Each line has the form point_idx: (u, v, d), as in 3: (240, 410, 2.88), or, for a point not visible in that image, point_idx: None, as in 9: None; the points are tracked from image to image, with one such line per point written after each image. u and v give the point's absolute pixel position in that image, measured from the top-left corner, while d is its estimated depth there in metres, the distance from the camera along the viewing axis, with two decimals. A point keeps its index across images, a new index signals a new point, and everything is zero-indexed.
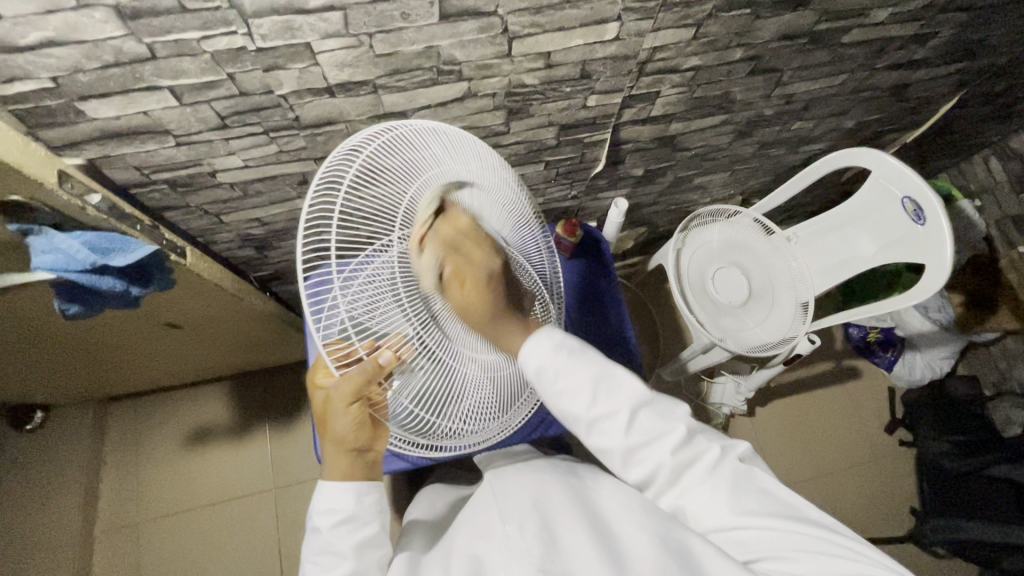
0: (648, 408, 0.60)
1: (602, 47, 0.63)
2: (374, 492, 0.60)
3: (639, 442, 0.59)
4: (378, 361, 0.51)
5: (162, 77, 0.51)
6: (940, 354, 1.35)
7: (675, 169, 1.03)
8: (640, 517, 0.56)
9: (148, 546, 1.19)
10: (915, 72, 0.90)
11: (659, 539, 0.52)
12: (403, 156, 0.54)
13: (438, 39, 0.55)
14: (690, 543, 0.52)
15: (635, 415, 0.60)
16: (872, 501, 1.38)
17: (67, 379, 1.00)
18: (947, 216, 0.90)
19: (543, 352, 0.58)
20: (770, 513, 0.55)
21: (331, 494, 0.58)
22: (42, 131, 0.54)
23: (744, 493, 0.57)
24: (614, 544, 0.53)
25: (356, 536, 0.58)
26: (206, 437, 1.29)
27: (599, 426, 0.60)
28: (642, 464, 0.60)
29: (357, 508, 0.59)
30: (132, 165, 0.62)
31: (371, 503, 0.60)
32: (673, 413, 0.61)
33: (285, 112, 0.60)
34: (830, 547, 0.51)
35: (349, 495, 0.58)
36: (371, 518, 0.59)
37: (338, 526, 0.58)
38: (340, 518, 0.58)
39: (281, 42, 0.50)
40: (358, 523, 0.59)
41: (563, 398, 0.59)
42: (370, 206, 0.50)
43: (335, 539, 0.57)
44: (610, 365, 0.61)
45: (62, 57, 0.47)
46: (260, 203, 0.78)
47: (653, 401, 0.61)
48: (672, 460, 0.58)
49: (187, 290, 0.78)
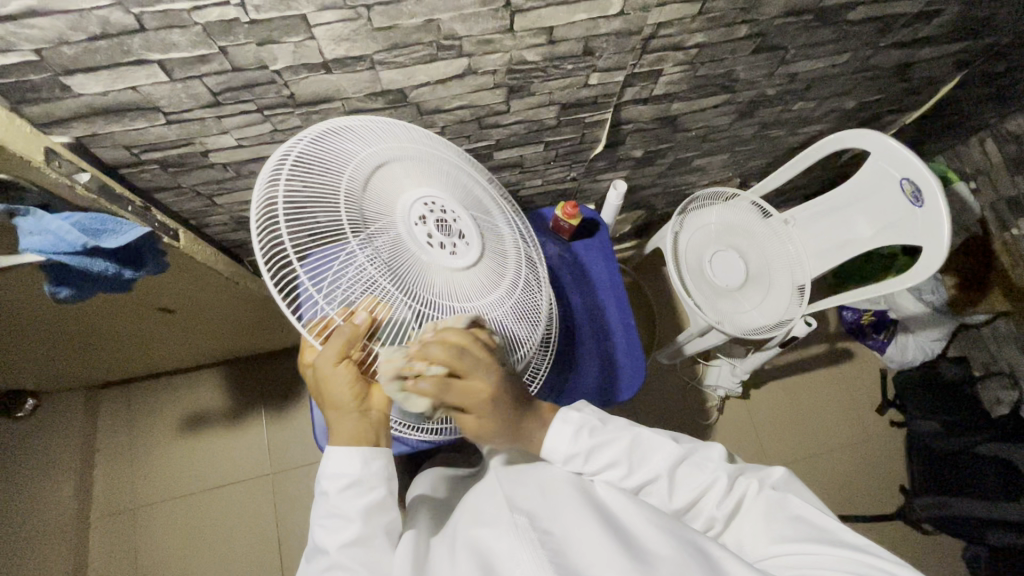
0: (686, 463, 0.63)
1: (606, 22, 0.61)
2: (381, 458, 0.59)
3: (681, 500, 0.62)
4: (355, 323, 0.51)
5: (152, 51, 0.49)
6: (930, 337, 1.38)
7: (674, 151, 1.02)
8: (650, 513, 0.56)
9: (145, 531, 1.19)
10: (919, 51, 0.89)
11: (673, 539, 0.52)
12: (343, 148, 0.56)
13: (439, 12, 0.53)
14: (710, 548, 0.51)
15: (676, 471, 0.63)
16: (863, 480, 1.41)
17: (58, 364, 0.98)
18: (945, 198, 0.89)
19: (566, 440, 0.62)
20: (806, 538, 0.54)
21: (336, 459, 0.57)
22: (26, 107, 0.52)
23: (777, 522, 0.58)
24: (626, 539, 0.53)
25: (363, 499, 0.57)
26: (202, 422, 1.28)
27: (645, 490, 0.63)
28: (693, 517, 0.63)
29: (364, 472, 0.57)
30: (121, 144, 0.60)
31: (378, 469, 0.58)
32: (710, 458, 0.64)
33: (280, 89, 0.58)
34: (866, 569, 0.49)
35: (355, 460, 0.57)
36: (378, 484, 0.58)
37: (344, 490, 0.57)
38: (346, 482, 0.56)
39: (276, 13, 0.49)
40: (365, 488, 0.57)
41: (604, 473, 0.62)
42: (311, 197, 0.52)
43: (341, 503, 0.56)
44: (639, 429, 0.65)
45: (45, 28, 0.44)
46: (253, 184, 0.76)
47: (688, 455, 0.63)
48: (718, 512, 0.61)
49: (181, 273, 0.76)
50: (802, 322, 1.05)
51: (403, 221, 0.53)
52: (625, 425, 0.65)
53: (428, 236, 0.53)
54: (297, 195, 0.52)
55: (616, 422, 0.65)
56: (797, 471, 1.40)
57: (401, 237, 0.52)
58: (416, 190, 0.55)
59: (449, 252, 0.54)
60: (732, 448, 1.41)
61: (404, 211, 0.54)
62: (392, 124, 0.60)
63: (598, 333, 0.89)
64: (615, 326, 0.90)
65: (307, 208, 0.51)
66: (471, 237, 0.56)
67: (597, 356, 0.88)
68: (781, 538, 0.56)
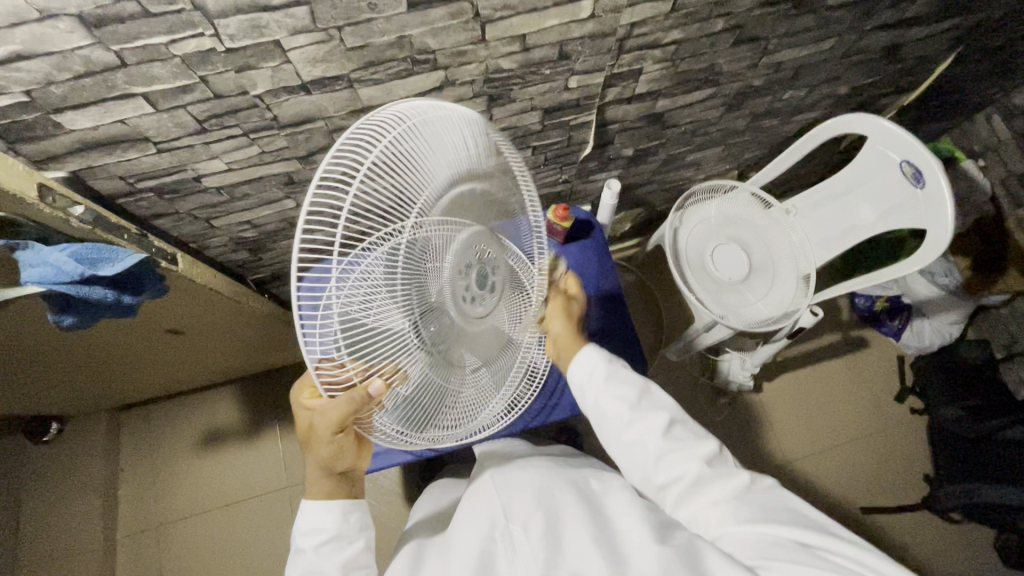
0: (683, 424, 0.65)
1: (578, 26, 0.62)
2: (357, 510, 0.62)
3: (668, 447, 0.62)
4: (368, 390, 0.50)
5: (135, 84, 0.51)
6: (947, 320, 1.33)
7: (666, 147, 1.02)
8: (643, 514, 0.57)
9: (167, 548, 1.22)
10: (908, 32, 0.88)
11: (659, 536, 0.53)
12: (419, 157, 0.50)
13: (409, 29, 0.54)
14: (694, 543, 0.52)
15: (672, 426, 0.64)
16: (884, 470, 1.37)
17: (77, 389, 1.02)
18: (946, 175, 0.87)
19: (585, 372, 0.68)
20: (796, 523, 0.54)
21: (312, 514, 0.59)
22: (22, 146, 0.54)
23: (766, 509, 0.57)
24: (615, 540, 0.54)
25: (342, 555, 0.59)
26: (218, 439, 1.31)
27: (636, 427, 0.64)
28: (667, 469, 0.62)
29: (342, 526, 0.60)
30: (116, 175, 0.63)
31: (356, 521, 0.61)
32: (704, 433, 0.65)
33: (263, 112, 0.60)
34: (856, 565, 0.49)
35: (333, 514, 0.59)
36: (356, 537, 0.60)
37: (322, 546, 0.58)
38: (325, 537, 0.58)
39: (250, 41, 0.50)
40: (343, 542, 0.60)
41: (609, 399, 0.66)
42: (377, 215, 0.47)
43: (320, 560, 0.58)
44: (649, 381, 0.68)
45: (33, 70, 0.47)
46: (248, 206, 0.78)
47: (688, 420, 0.66)
48: (699, 468, 0.61)
49: (184, 295, 0.78)
50: (809, 312, 1.04)
51: (451, 267, 0.51)
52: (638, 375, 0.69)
53: (466, 287, 0.53)
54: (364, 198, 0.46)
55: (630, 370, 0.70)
56: (815, 464, 1.37)
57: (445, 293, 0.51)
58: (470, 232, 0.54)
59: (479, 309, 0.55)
60: (746, 444, 1.39)
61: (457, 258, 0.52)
62: (468, 125, 0.54)
63: (599, 335, 0.89)
64: (615, 326, 0.90)
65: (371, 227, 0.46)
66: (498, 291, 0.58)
67: None
68: (770, 518, 0.55)
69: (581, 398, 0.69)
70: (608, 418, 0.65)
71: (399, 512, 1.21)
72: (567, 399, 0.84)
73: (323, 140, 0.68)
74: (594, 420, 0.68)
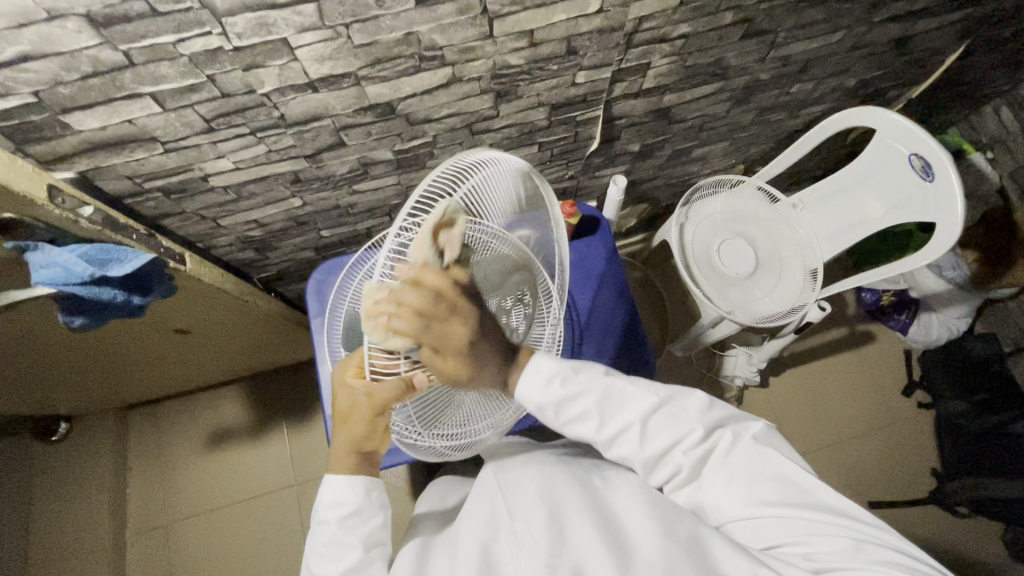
0: (658, 413, 0.61)
1: (587, 21, 0.61)
2: (377, 488, 0.61)
3: (652, 449, 0.60)
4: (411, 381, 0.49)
5: (142, 84, 0.51)
6: (956, 315, 1.31)
7: (673, 142, 1.01)
8: (647, 509, 0.57)
9: (178, 545, 1.22)
10: (918, 23, 0.87)
11: (665, 530, 0.54)
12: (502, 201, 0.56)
13: (417, 25, 0.54)
14: (698, 535, 0.54)
15: (647, 425, 0.61)
16: (892, 464, 1.37)
17: (85, 389, 1.02)
18: (956, 169, 0.86)
19: (537, 388, 0.59)
20: (786, 502, 0.56)
21: (335, 488, 0.59)
22: (30, 147, 0.54)
23: (754, 479, 0.58)
24: (620, 534, 0.55)
25: (365, 527, 0.59)
26: (226, 437, 1.31)
27: (615, 441, 0.61)
28: (662, 467, 0.61)
29: (364, 501, 0.59)
30: (123, 175, 0.62)
31: (376, 497, 0.61)
32: (682, 412, 0.61)
33: (270, 111, 0.60)
34: (839, 529, 0.53)
35: (356, 488, 0.59)
36: (376, 512, 0.60)
37: (345, 520, 0.58)
38: (347, 511, 0.58)
39: (257, 39, 0.50)
40: (365, 515, 0.60)
41: (577, 423, 0.61)
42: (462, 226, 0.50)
43: (343, 533, 0.58)
44: (611, 379, 0.62)
45: (40, 70, 0.46)
46: (254, 205, 0.78)
47: (662, 405, 0.61)
48: (686, 461, 0.60)
49: (192, 294, 0.78)
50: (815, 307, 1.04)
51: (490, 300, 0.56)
52: (598, 373, 0.63)
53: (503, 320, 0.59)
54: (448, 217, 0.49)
55: (588, 369, 0.62)
56: (822, 459, 1.37)
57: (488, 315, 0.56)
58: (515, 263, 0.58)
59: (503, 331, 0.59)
60: None
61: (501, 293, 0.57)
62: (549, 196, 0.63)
63: (604, 332, 0.89)
64: (624, 321, 0.90)
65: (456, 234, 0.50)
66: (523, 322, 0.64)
67: (605, 356, 0.88)
68: (760, 500, 0.57)
69: (546, 418, 0.62)
70: (582, 437, 0.63)
71: (408, 508, 1.21)
72: None
73: (330, 138, 0.68)
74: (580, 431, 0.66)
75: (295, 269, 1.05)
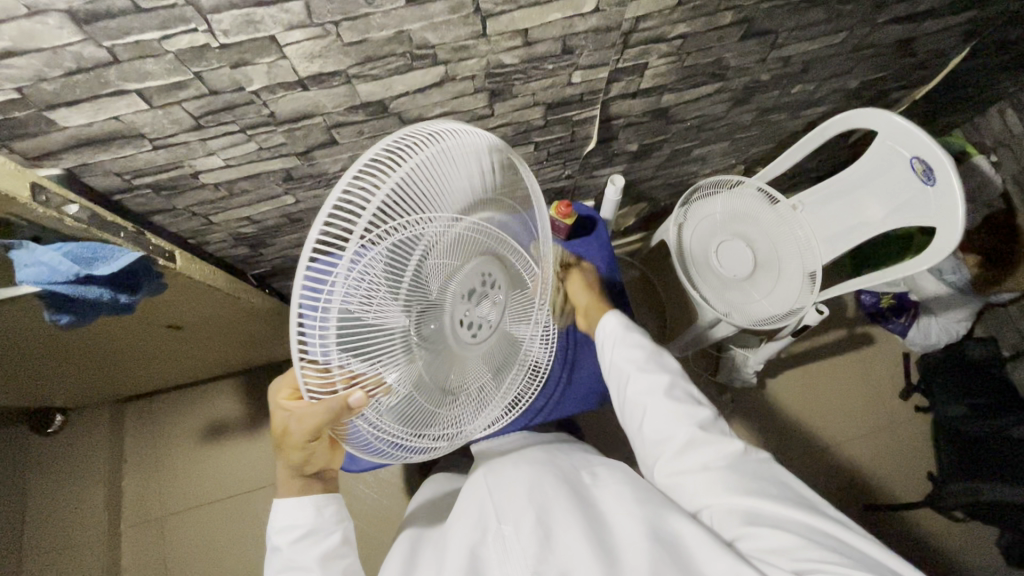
0: (687, 389, 0.67)
1: (582, 20, 0.60)
2: (331, 504, 0.62)
3: (671, 404, 0.64)
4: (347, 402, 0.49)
5: (128, 81, 0.50)
6: (956, 317, 1.31)
7: (672, 142, 1.00)
8: (633, 506, 0.56)
9: (170, 540, 1.23)
10: (923, 24, 0.86)
11: (651, 531, 0.52)
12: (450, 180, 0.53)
13: (408, 23, 0.53)
14: (679, 533, 0.52)
15: (673, 386, 0.66)
16: (888, 468, 1.37)
17: (78, 383, 1.02)
18: (958, 174, 0.85)
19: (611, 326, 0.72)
20: (780, 498, 0.55)
21: (286, 511, 0.60)
22: (16, 143, 0.53)
23: (755, 478, 0.58)
24: (605, 536, 0.54)
25: (319, 548, 0.59)
26: (219, 431, 1.31)
27: (638, 384, 0.66)
28: (666, 425, 0.63)
29: (318, 521, 0.60)
30: (112, 171, 0.62)
31: (331, 514, 0.61)
32: (707, 402, 0.66)
33: (259, 108, 0.59)
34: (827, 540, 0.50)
35: (307, 508, 0.60)
36: (331, 530, 0.61)
37: (298, 541, 0.59)
38: (300, 533, 0.59)
39: (244, 36, 0.49)
40: (321, 535, 0.60)
41: (621, 357, 0.69)
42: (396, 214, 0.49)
43: (298, 554, 0.58)
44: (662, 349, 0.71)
45: (23, 67, 0.46)
46: (247, 202, 0.77)
47: (693, 387, 0.67)
48: (696, 430, 0.61)
49: (183, 292, 0.78)
50: (813, 311, 1.02)
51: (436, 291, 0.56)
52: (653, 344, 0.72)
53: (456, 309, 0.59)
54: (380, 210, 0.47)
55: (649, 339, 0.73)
56: (818, 462, 1.36)
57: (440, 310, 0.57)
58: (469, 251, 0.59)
59: (463, 323, 0.61)
60: (748, 440, 1.38)
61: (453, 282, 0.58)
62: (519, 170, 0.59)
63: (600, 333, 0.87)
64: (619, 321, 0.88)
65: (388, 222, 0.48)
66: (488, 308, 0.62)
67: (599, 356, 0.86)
68: (754, 490, 0.56)
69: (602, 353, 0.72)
70: (617, 375, 0.69)
71: (401, 505, 1.22)
72: (569, 396, 0.84)
73: (321, 136, 0.67)
74: (608, 376, 0.71)
75: (289, 266, 1.05)
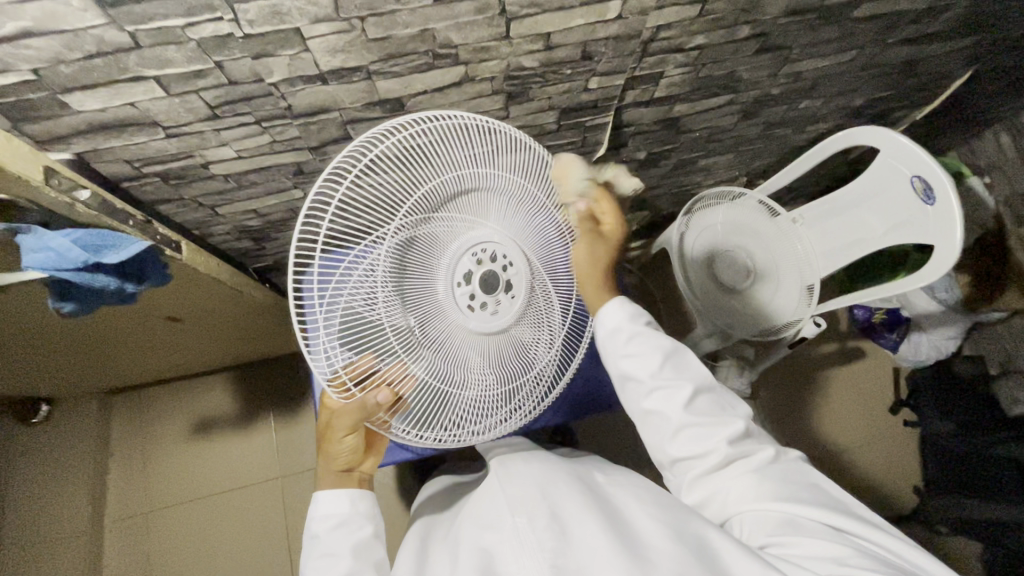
0: (710, 396, 0.65)
1: (604, 27, 0.60)
2: (365, 499, 0.65)
3: (691, 416, 0.63)
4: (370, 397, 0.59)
5: (148, 67, 0.49)
6: (945, 335, 1.30)
7: (679, 151, 1.01)
8: (652, 509, 0.57)
9: (155, 536, 1.21)
10: (930, 46, 0.87)
11: (673, 532, 0.53)
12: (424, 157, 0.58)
13: (433, 22, 0.53)
14: (702, 534, 0.53)
15: (696, 396, 0.64)
16: (876, 480, 1.39)
17: (68, 373, 1.00)
18: (957, 193, 0.86)
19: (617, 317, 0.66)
20: (814, 502, 0.58)
21: (325, 501, 0.63)
22: (27, 125, 0.52)
23: (788, 484, 0.60)
24: (625, 531, 0.54)
25: (352, 537, 0.62)
26: (208, 427, 1.29)
27: (657, 395, 0.64)
28: (692, 440, 0.63)
29: (351, 511, 0.64)
30: (121, 159, 0.61)
31: (364, 508, 0.64)
32: (731, 407, 0.65)
33: (277, 101, 0.58)
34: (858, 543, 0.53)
35: (343, 500, 0.64)
36: (365, 522, 0.64)
37: (335, 529, 0.62)
38: (336, 521, 0.62)
39: (269, 28, 0.48)
40: (354, 526, 0.63)
41: (630, 360, 0.65)
42: (366, 198, 0.57)
43: (334, 542, 0.61)
44: (680, 346, 0.67)
45: (42, 48, 0.45)
46: (255, 194, 0.76)
47: (716, 391, 0.66)
48: (723, 447, 0.62)
49: (187, 283, 0.77)
50: (812, 323, 1.05)
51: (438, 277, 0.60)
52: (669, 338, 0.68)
53: (469, 296, 0.60)
54: (349, 205, 0.57)
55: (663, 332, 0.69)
56: None
57: (441, 296, 0.60)
58: (474, 236, 0.61)
59: (489, 312, 0.61)
60: None
61: (453, 263, 0.60)
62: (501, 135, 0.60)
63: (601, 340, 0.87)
64: None
65: (357, 207, 0.57)
66: (508, 295, 0.62)
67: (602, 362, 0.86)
68: (787, 496, 0.59)
69: (605, 349, 0.67)
70: (629, 384, 0.66)
71: (394, 506, 1.21)
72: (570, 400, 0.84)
73: (336, 132, 0.66)
74: (617, 382, 0.68)
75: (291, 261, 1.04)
